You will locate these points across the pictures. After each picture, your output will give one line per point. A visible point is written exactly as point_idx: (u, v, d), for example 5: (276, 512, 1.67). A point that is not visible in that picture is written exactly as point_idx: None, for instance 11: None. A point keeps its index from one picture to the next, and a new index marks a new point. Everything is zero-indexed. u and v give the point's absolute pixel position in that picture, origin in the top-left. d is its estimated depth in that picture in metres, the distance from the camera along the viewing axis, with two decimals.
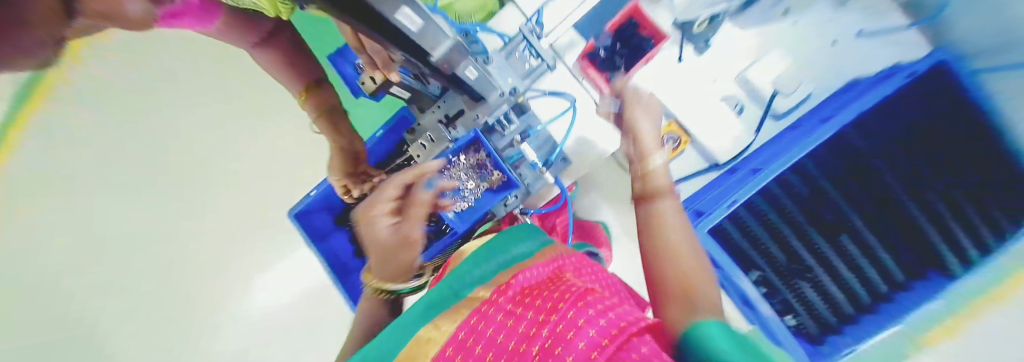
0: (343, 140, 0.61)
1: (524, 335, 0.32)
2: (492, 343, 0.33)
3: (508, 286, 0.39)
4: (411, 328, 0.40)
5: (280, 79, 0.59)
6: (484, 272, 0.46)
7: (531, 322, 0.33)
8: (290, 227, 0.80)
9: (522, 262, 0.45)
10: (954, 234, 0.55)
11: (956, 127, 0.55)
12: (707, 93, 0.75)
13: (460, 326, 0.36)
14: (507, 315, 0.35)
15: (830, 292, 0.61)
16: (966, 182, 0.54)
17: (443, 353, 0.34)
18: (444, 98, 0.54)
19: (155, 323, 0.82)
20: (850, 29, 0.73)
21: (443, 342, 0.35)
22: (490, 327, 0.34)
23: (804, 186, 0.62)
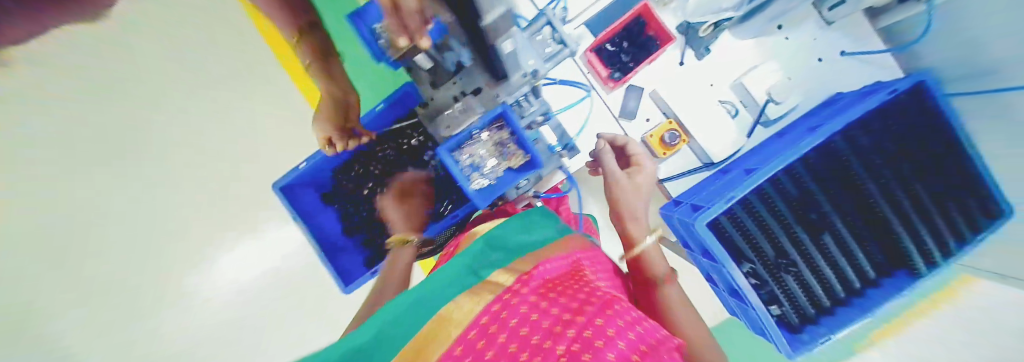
0: (332, 96, 0.57)
1: (556, 325, 0.39)
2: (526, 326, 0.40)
3: (531, 278, 0.50)
4: (439, 296, 0.49)
5: (270, 16, 0.53)
6: (497, 261, 0.58)
7: (561, 316, 0.41)
8: (276, 202, 0.75)
9: (540, 257, 0.58)
10: (918, 233, 0.63)
11: (920, 140, 0.62)
12: (704, 97, 0.80)
13: (485, 304, 0.44)
14: (538, 309, 0.42)
15: (810, 285, 0.67)
16: (928, 190, 0.62)
17: (473, 323, 0.41)
18: (459, 75, 0.55)
19: (115, 306, 1.13)
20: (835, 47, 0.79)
21: (469, 315, 0.42)
22: (520, 310, 0.42)
23: (792, 186, 0.67)
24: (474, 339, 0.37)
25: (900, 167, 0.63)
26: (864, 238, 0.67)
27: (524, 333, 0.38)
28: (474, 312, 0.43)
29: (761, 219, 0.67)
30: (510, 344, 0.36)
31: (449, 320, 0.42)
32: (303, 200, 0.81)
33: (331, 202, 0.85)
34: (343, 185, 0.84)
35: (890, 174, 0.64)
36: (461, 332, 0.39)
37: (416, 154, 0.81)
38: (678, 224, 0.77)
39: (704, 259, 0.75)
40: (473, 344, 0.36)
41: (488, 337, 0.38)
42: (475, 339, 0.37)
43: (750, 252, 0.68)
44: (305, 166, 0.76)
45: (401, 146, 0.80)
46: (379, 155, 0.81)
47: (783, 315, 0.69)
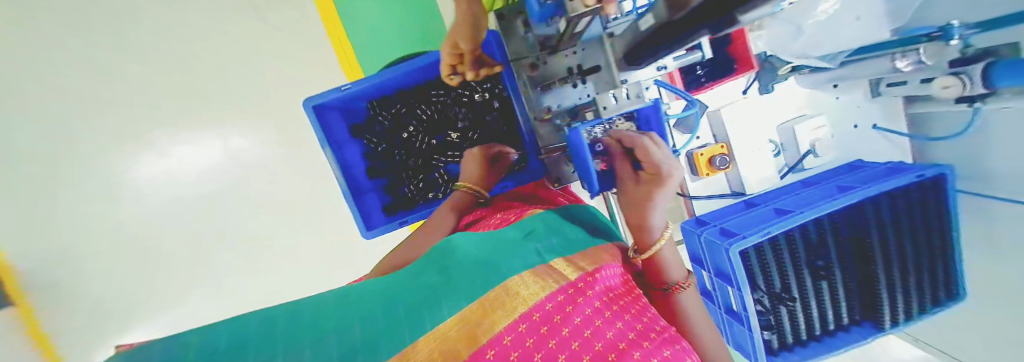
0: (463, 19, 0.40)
1: (622, 339, 0.37)
2: (589, 339, 0.37)
3: (595, 280, 0.45)
4: (499, 263, 0.46)
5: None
6: (558, 246, 0.55)
7: (627, 332, 0.39)
8: (308, 122, 0.65)
9: (597, 255, 0.53)
10: (893, 292, 0.74)
11: (927, 215, 0.71)
12: (755, 131, 0.84)
13: (549, 296, 0.41)
14: (602, 317, 0.40)
15: (798, 319, 0.76)
16: (911, 259, 0.73)
17: (533, 314, 0.37)
18: (581, 47, 0.49)
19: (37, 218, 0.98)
20: (870, 119, 0.85)
21: (531, 305, 0.39)
22: (586, 311, 0.40)
23: (814, 232, 0.74)
24: (540, 324, 0.37)
25: (900, 239, 0.73)
26: (850, 290, 0.77)
27: (588, 336, 0.37)
28: (538, 301, 0.39)
29: (780, 255, 0.73)
30: (573, 343, 0.35)
31: (511, 296, 0.40)
32: (333, 125, 0.71)
33: (360, 135, 0.75)
34: (380, 120, 0.74)
35: (891, 243, 0.73)
36: (518, 323, 0.36)
37: (474, 110, 0.73)
38: (700, 241, 0.81)
39: (713, 278, 0.81)
40: (539, 330, 0.36)
41: (545, 335, 0.36)
42: (540, 323, 0.37)
43: (762, 281, 0.74)
44: (348, 89, 0.65)
45: (460, 97, 0.73)
46: (433, 98, 0.73)
47: (768, 340, 0.77)
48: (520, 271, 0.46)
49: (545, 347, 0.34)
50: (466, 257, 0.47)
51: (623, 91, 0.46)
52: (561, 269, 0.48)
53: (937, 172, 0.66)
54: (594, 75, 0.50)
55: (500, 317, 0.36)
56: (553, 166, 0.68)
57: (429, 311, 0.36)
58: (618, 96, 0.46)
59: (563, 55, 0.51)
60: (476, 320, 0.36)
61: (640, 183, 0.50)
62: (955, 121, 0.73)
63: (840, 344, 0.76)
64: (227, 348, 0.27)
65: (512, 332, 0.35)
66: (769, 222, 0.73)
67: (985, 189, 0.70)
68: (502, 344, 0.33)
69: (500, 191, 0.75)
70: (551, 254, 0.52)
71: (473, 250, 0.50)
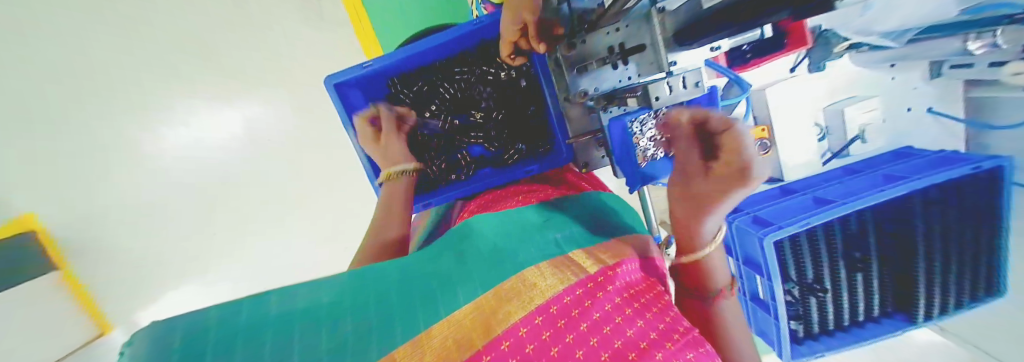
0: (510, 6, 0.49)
1: (644, 339, 0.31)
2: (608, 338, 0.31)
3: (615, 275, 0.40)
4: (520, 252, 0.42)
5: None
6: (582, 235, 0.49)
7: (649, 331, 0.33)
8: (330, 100, 0.64)
9: (617, 248, 0.47)
10: (932, 287, 0.71)
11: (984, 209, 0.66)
12: (801, 113, 0.79)
13: (568, 288, 0.35)
14: (624, 314, 0.35)
15: (827, 309, 0.74)
16: (958, 254, 0.69)
17: (549, 308, 0.33)
18: (624, 23, 0.44)
19: None
20: (926, 102, 0.78)
21: (549, 297, 0.34)
22: (606, 306, 0.34)
23: (854, 224, 0.71)
24: (555, 319, 0.32)
25: (948, 234, 0.69)
26: (886, 283, 0.74)
27: (608, 332, 0.31)
28: (556, 293, 0.34)
29: (815, 247, 0.71)
30: (591, 339, 0.31)
31: (528, 287, 0.35)
32: (355, 103, 0.69)
33: None
34: (402, 98, 0.72)
35: (937, 237, 0.69)
36: (533, 316, 0.31)
37: (499, 89, 0.70)
38: (730, 229, 0.79)
39: (741, 266, 0.79)
40: (555, 323, 0.32)
41: (561, 330, 0.31)
42: (557, 317, 0.32)
43: (793, 271, 0.72)
44: (369, 66, 0.63)
45: (485, 75, 0.70)
46: (456, 76, 0.71)
47: (794, 329, 0.76)
48: (536, 261, 0.40)
49: (561, 342, 0.30)
50: (489, 244, 0.43)
51: (680, 80, 0.44)
52: (579, 260, 0.42)
53: (993, 164, 0.61)
54: (636, 55, 0.45)
55: (516, 308, 0.32)
56: (582, 151, 0.65)
57: (446, 298, 0.32)
58: (675, 85, 0.44)
59: (605, 32, 0.46)
60: (495, 310, 0.32)
61: (711, 175, 0.41)
62: (1014, 109, 0.67)
63: (869, 336, 0.74)
64: (245, 327, 0.25)
65: (527, 323, 0.31)
66: (805, 211, 0.69)
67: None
68: (517, 335, 0.29)
69: (523, 176, 0.70)
70: (572, 243, 0.46)
71: (493, 237, 0.46)
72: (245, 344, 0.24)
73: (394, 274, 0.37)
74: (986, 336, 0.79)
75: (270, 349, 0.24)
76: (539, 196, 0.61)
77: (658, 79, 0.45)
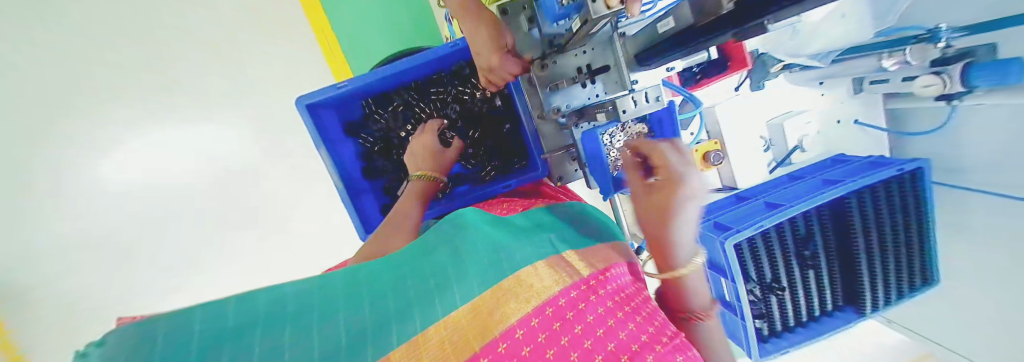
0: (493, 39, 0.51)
1: (635, 342, 0.32)
2: (601, 341, 0.32)
3: (608, 277, 0.41)
4: (517, 248, 0.42)
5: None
6: (573, 238, 0.50)
7: (639, 334, 0.33)
8: (303, 121, 0.63)
9: (602, 251, 0.48)
10: (873, 281, 0.78)
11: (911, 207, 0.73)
12: (748, 126, 0.87)
13: (563, 290, 0.36)
14: (615, 315, 0.35)
15: (786, 306, 0.79)
16: (890, 249, 0.77)
17: (545, 310, 0.33)
18: (589, 46, 0.49)
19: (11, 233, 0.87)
20: (852, 114, 0.87)
21: (545, 299, 0.34)
22: (598, 310, 0.35)
23: (802, 225, 0.78)
24: (552, 321, 0.32)
25: (881, 230, 0.77)
26: (836, 278, 0.81)
27: (600, 335, 0.32)
28: (550, 297, 0.35)
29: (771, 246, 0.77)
30: (585, 341, 0.31)
31: (523, 286, 0.35)
32: (328, 124, 0.69)
33: (356, 134, 0.73)
34: (377, 118, 0.72)
35: (874, 234, 0.77)
36: (529, 319, 0.32)
37: (475, 108, 0.72)
38: None
39: (707, 270, 0.84)
40: (551, 326, 0.32)
41: (558, 332, 0.31)
42: (553, 319, 0.33)
43: (754, 271, 0.77)
44: (344, 87, 0.63)
45: (460, 94, 0.71)
46: (432, 96, 0.72)
47: (759, 328, 0.81)
48: (535, 258, 0.41)
49: (557, 344, 0.30)
50: (487, 236, 0.43)
51: (643, 95, 0.47)
52: (572, 261, 0.43)
53: (915, 167, 0.70)
54: (603, 74, 0.50)
55: (513, 309, 0.32)
56: (557, 164, 0.67)
57: (440, 298, 0.32)
58: (638, 100, 0.48)
59: (573, 54, 0.51)
60: (489, 312, 0.32)
61: (654, 187, 0.43)
62: (929, 116, 0.79)
63: (825, 331, 0.80)
64: (234, 329, 0.24)
65: (524, 326, 0.31)
66: (760, 215, 0.76)
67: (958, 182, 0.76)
68: (514, 338, 0.30)
69: (502, 191, 0.70)
70: (565, 244, 0.47)
71: (491, 231, 0.45)
72: (233, 346, 0.23)
73: (391, 269, 0.36)
74: (932, 326, 0.89)
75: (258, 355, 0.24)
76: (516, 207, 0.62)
77: (623, 95, 0.48)
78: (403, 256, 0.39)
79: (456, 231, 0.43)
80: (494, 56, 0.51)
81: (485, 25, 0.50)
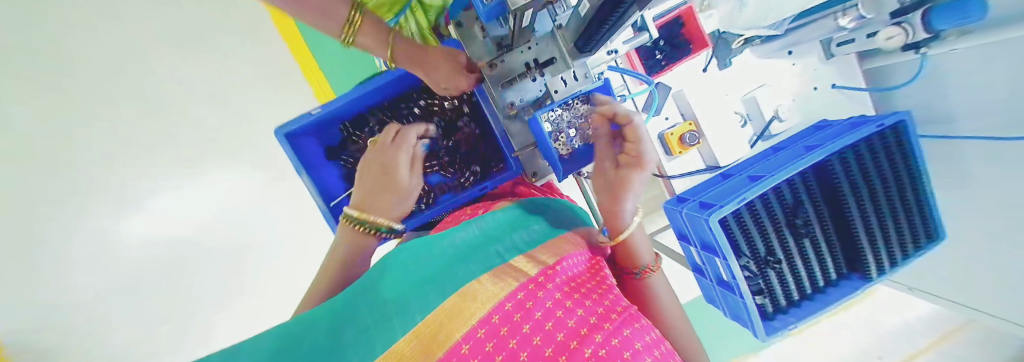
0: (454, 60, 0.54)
1: (585, 326, 0.34)
2: (549, 334, 0.33)
3: (555, 273, 0.41)
4: (460, 272, 0.41)
5: (366, 44, 0.54)
6: (525, 241, 0.49)
7: (588, 317, 0.36)
8: (281, 148, 0.66)
9: (557, 246, 0.48)
10: (880, 245, 0.74)
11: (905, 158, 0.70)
12: (722, 105, 0.88)
13: (507, 296, 0.36)
14: (563, 306, 0.36)
15: (785, 281, 0.77)
16: (891, 207, 0.73)
17: (490, 318, 0.33)
18: (535, 42, 0.52)
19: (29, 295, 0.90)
20: (828, 80, 0.87)
21: (489, 308, 0.34)
22: (548, 303, 0.36)
23: (788, 193, 0.77)
24: (498, 327, 0.33)
25: (878, 191, 0.73)
26: (835, 245, 0.78)
27: (550, 329, 0.33)
28: (495, 304, 0.35)
29: (759, 218, 0.76)
30: (535, 338, 0.32)
31: (468, 301, 0.35)
32: (307, 148, 0.72)
33: (336, 157, 0.76)
34: (355, 139, 0.76)
35: (868, 193, 0.74)
36: (476, 329, 0.32)
37: (446, 118, 0.73)
38: (683, 218, 0.83)
39: (699, 251, 0.82)
40: (498, 331, 0.32)
41: (506, 338, 0.32)
42: (499, 325, 0.33)
43: (745, 247, 0.76)
44: (317, 112, 0.67)
45: (429, 107, 0.73)
46: (403, 112, 0.74)
47: (762, 305, 0.78)
48: (477, 274, 0.40)
49: (505, 349, 0.31)
50: (429, 269, 0.42)
51: (572, 74, 0.52)
52: (519, 265, 0.43)
53: (895, 120, 0.68)
54: (550, 67, 0.53)
55: (459, 325, 0.32)
56: (529, 161, 0.69)
57: (383, 338, 0.31)
58: (567, 80, 0.52)
59: (519, 52, 0.53)
60: (435, 333, 0.32)
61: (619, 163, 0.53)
62: (906, 68, 0.77)
63: (832, 301, 0.77)
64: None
65: (469, 340, 0.31)
66: (747, 188, 0.74)
67: (951, 131, 0.74)
68: (459, 355, 0.30)
69: (479, 193, 0.70)
70: (512, 251, 0.46)
71: (432, 257, 0.45)
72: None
73: (329, 323, 0.35)
74: (948, 286, 0.85)
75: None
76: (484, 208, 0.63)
77: (553, 76, 0.53)
78: (341, 304, 0.38)
79: (401, 268, 0.42)
80: (461, 81, 0.54)
81: (444, 61, 0.53)
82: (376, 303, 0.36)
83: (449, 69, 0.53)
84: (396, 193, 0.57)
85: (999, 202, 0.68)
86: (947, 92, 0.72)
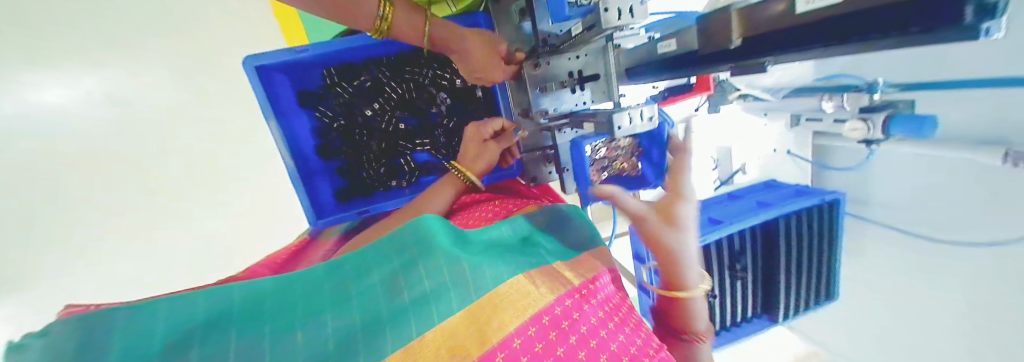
0: (492, 47, 0.46)
1: (626, 355, 0.33)
2: (595, 353, 0.32)
3: (595, 290, 0.39)
4: (508, 259, 0.39)
5: (400, 26, 0.41)
6: (559, 250, 0.49)
7: (628, 347, 0.35)
8: (248, 82, 0.54)
9: (586, 258, 0.46)
10: (789, 295, 0.90)
11: (826, 230, 0.84)
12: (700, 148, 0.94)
13: (556, 299, 0.35)
14: (607, 327, 0.35)
15: (714, 312, 0.89)
16: (804, 266, 0.88)
17: (541, 319, 0.32)
18: (584, 52, 0.48)
19: None
20: (788, 145, 0.97)
21: (541, 307, 0.33)
22: (592, 320, 0.35)
23: (737, 241, 0.86)
24: (547, 331, 0.31)
25: (802, 250, 0.86)
26: (758, 290, 0.92)
27: (594, 347, 0.32)
28: (546, 305, 0.33)
29: (709, 257, 0.84)
30: (580, 353, 0.31)
31: (520, 294, 0.33)
32: (280, 90, 0.60)
33: (310, 106, 0.64)
34: (339, 91, 0.64)
35: (795, 252, 0.87)
36: (527, 327, 0.30)
37: (453, 97, 0.66)
38: None
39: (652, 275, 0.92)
40: (546, 336, 0.31)
41: (553, 344, 0.31)
42: (548, 329, 0.31)
43: None
44: (303, 52, 0.56)
45: (437, 79, 0.65)
46: (405, 76, 0.64)
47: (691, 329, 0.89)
48: (526, 267, 0.38)
49: (551, 355, 0.30)
50: (481, 247, 0.40)
51: (639, 112, 0.37)
52: (561, 270, 0.41)
53: (832, 197, 0.81)
54: (592, 83, 0.49)
55: (510, 316, 0.30)
56: (531, 165, 0.66)
57: (431, 308, 0.28)
58: (634, 117, 0.37)
59: (566, 58, 0.49)
60: (488, 323, 0.29)
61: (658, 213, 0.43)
62: (848, 156, 0.90)
63: (741, 334, 0.92)
64: (204, 321, 0.24)
65: (520, 335, 0.30)
66: (709, 229, 0.82)
67: (872, 217, 0.88)
68: (511, 348, 0.28)
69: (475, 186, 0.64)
70: (553, 255, 0.46)
71: (474, 239, 0.41)
72: (202, 344, 0.23)
73: (380, 263, 0.34)
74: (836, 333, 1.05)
75: (231, 352, 0.23)
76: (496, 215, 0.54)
77: (618, 107, 0.37)
78: (402, 234, 0.36)
79: (454, 231, 0.39)
80: (494, 74, 0.47)
81: (482, 50, 0.45)
82: (426, 249, 0.34)
83: (491, 61, 0.46)
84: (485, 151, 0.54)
85: (896, 274, 0.86)
86: (874, 180, 0.86)
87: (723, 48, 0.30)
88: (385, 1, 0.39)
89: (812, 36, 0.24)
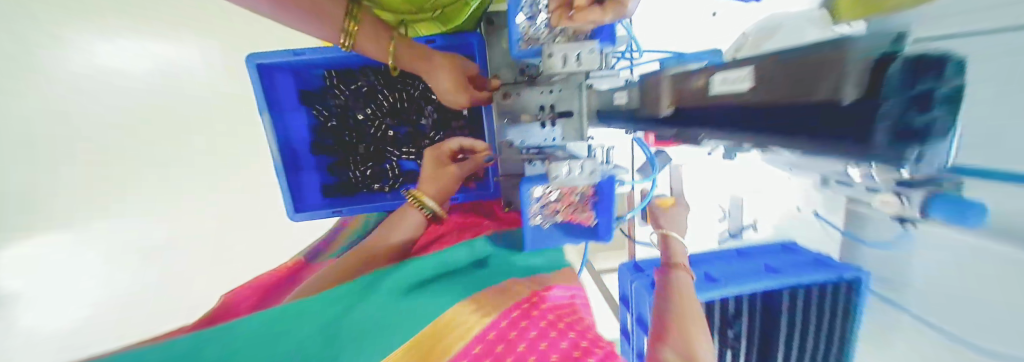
0: (461, 70, 0.45)
1: (578, 349, 0.35)
2: (542, 351, 0.35)
3: (542, 299, 0.41)
4: (454, 286, 0.43)
5: (370, 44, 0.42)
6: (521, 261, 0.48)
7: (581, 341, 0.36)
8: (248, 78, 0.58)
9: (548, 272, 0.47)
10: None
11: (845, 312, 0.74)
12: None
13: (499, 316, 0.38)
14: (559, 328, 0.38)
15: None
16: (808, 346, 0.78)
17: (485, 336, 0.36)
18: (559, 86, 0.46)
19: None
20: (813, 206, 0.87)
21: (484, 327, 0.37)
22: (540, 324, 0.38)
23: (733, 306, 0.78)
24: (492, 346, 0.35)
25: (807, 328, 0.77)
26: None
27: (544, 348, 0.35)
28: (488, 324, 0.37)
29: None
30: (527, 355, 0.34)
31: (459, 320, 0.37)
32: (280, 87, 0.64)
33: (309, 105, 0.68)
34: (336, 93, 0.67)
35: (799, 329, 0.78)
36: (471, 348, 0.35)
37: (441, 111, 0.67)
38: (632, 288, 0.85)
39: (635, 325, 0.86)
40: (494, 350, 0.35)
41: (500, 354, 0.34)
42: (494, 343, 0.35)
43: None
44: (302, 55, 0.59)
45: (428, 93, 0.66)
46: (398, 86, 0.66)
47: None
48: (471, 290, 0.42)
49: None
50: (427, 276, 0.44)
51: (579, 165, 0.39)
52: (511, 283, 0.44)
53: (854, 276, 0.71)
54: (564, 119, 0.47)
55: (454, 342, 0.35)
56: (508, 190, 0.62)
57: (375, 344, 0.33)
58: (573, 168, 0.38)
59: (539, 91, 0.47)
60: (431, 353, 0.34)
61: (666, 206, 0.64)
62: None
63: None
64: None
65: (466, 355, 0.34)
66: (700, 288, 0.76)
67: None
68: None
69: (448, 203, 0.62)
70: (508, 270, 0.47)
71: (422, 265, 0.44)
72: None
73: (323, 297, 0.37)
74: None
75: None
76: (454, 236, 0.53)
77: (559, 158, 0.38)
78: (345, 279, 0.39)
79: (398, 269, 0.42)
80: (461, 98, 0.46)
81: (450, 73, 0.45)
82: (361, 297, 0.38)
83: (457, 85, 0.45)
84: (444, 176, 0.54)
85: None
86: None
87: (663, 110, 0.27)
88: (352, 16, 0.39)
89: (730, 121, 0.22)
